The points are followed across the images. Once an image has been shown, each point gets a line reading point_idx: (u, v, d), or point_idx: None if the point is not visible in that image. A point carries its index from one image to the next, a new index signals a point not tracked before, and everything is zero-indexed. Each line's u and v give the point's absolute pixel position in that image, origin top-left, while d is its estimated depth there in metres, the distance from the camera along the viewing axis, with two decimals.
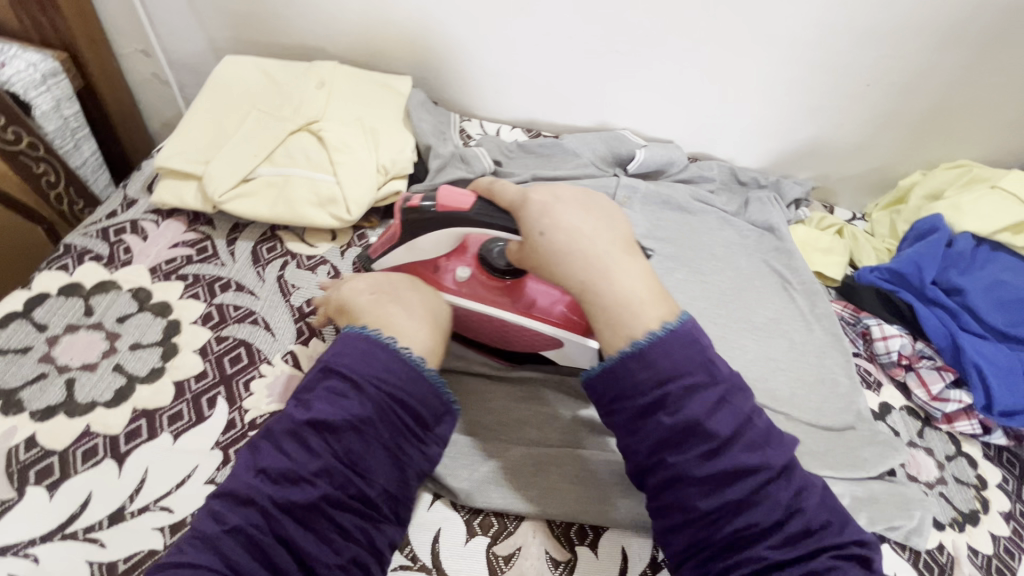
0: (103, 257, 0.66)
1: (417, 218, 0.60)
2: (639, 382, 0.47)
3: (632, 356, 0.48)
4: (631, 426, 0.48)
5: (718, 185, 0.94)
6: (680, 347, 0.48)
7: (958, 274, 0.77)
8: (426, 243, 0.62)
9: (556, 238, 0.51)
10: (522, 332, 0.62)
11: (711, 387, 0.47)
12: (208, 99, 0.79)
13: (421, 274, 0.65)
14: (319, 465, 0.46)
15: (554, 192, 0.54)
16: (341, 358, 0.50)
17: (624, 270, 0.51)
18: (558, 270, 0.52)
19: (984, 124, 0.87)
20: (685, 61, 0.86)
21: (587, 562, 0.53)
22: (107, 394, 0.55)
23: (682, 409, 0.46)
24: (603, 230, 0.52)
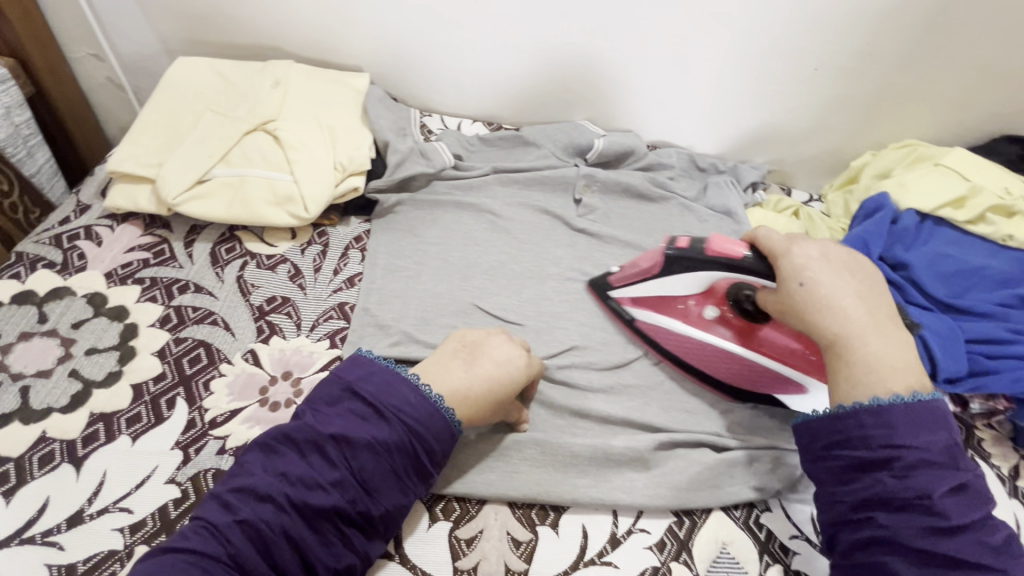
0: (56, 264, 0.66)
1: (685, 259, 0.64)
2: (869, 438, 0.48)
3: (868, 411, 0.48)
4: (844, 477, 0.49)
5: (678, 172, 0.95)
6: (923, 419, 0.47)
7: (903, 249, 0.80)
8: (678, 282, 0.67)
9: (817, 293, 0.53)
10: (734, 364, 0.66)
11: (950, 469, 0.46)
12: (161, 102, 0.78)
13: (669, 306, 0.70)
14: (334, 477, 0.47)
15: (816, 249, 0.56)
16: (368, 381, 0.52)
17: (878, 333, 0.51)
18: (816, 323, 0.53)
19: (927, 104, 0.90)
20: (639, 51, 0.87)
21: (547, 541, 0.55)
22: (62, 400, 0.55)
23: (912, 478, 0.46)
24: (873, 293, 0.54)
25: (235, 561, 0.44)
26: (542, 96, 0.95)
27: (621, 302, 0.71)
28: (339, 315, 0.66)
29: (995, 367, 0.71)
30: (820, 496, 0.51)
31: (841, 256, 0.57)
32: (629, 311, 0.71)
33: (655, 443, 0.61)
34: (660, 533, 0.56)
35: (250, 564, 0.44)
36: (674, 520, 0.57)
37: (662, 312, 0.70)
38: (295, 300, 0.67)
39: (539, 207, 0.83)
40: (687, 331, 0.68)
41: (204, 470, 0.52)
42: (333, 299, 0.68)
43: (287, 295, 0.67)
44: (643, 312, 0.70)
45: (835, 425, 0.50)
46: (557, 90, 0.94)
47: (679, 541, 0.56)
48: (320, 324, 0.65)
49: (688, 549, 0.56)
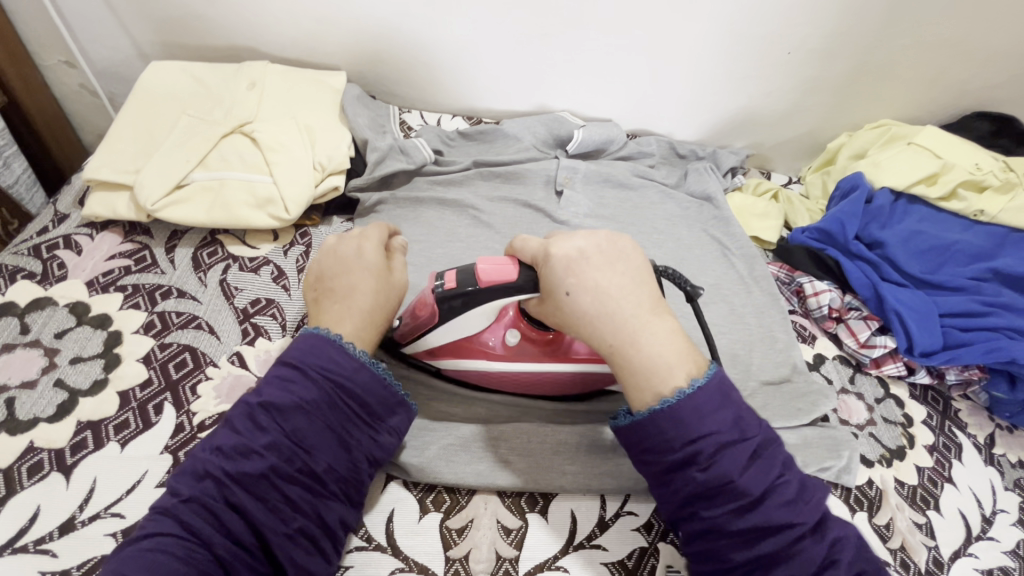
0: (37, 274, 0.66)
1: (456, 297, 0.57)
2: (668, 438, 0.46)
3: (663, 416, 0.46)
4: (665, 477, 0.47)
5: (658, 160, 0.95)
6: (711, 401, 0.46)
7: (879, 227, 0.81)
8: (471, 323, 0.60)
9: (585, 301, 0.50)
10: (558, 377, 0.63)
11: (740, 444, 0.46)
12: (136, 108, 0.78)
13: (471, 348, 0.63)
14: (268, 440, 0.47)
15: (580, 246, 0.52)
16: (291, 348, 0.52)
17: (654, 330, 0.49)
18: (588, 332, 0.51)
19: (899, 83, 0.92)
20: (613, 41, 0.88)
21: (537, 527, 0.56)
22: (49, 410, 0.55)
23: (716, 466, 0.45)
24: (640, 284, 0.51)
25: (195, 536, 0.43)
26: (520, 88, 0.96)
27: (423, 352, 0.64)
28: None
29: (970, 340, 0.73)
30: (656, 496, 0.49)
31: (603, 249, 0.53)
32: (433, 360, 0.65)
33: None
34: (647, 515, 0.58)
35: (208, 538, 0.43)
36: None
37: (467, 356, 0.63)
38: (279, 301, 0.67)
39: (520, 201, 0.83)
40: (501, 368, 0.63)
41: None
42: None
43: (272, 297, 0.67)
44: (448, 361, 0.64)
45: (639, 433, 0.48)
46: (537, 81, 0.94)
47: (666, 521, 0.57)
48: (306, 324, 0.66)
49: (674, 529, 0.57)
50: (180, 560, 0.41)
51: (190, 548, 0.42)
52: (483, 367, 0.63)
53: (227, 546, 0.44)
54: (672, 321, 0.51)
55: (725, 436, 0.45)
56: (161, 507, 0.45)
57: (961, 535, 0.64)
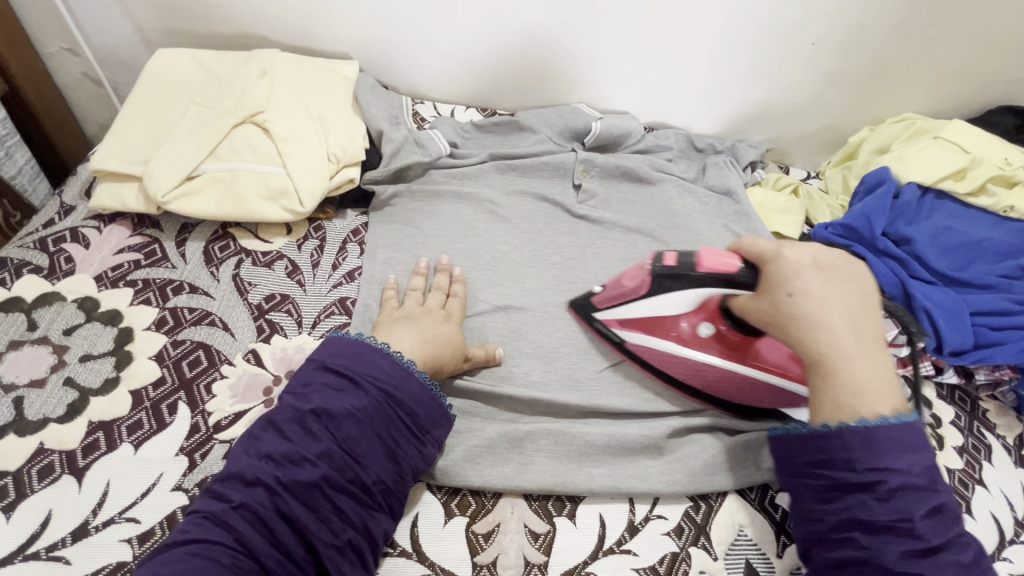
0: (43, 268, 0.63)
1: (676, 276, 0.58)
2: (852, 461, 0.46)
3: (855, 434, 0.46)
4: (824, 494, 0.48)
5: (676, 154, 0.93)
6: (910, 441, 0.45)
7: (906, 224, 0.79)
8: (671, 300, 0.61)
9: (805, 307, 0.48)
10: (729, 380, 0.62)
11: (928, 492, 0.44)
12: (143, 96, 0.75)
13: (657, 327, 0.64)
14: (320, 449, 0.47)
15: (815, 255, 0.50)
16: (339, 355, 0.52)
17: (868, 353, 0.48)
18: (796, 336, 0.49)
19: (925, 77, 0.89)
20: (633, 31, 0.85)
21: (565, 532, 0.54)
22: (59, 410, 0.53)
23: (894, 501, 0.44)
24: (867, 312, 0.49)
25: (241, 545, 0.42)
26: (536, 79, 0.93)
27: (606, 323, 0.66)
28: (341, 311, 0.65)
29: (1002, 338, 0.71)
30: (802, 513, 0.49)
31: (835, 262, 0.51)
32: (616, 332, 0.66)
33: (669, 430, 0.60)
34: (677, 519, 0.56)
35: (256, 547, 0.42)
36: (691, 504, 0.57)
37: (653, 334, 0.64)
38: (294, 297, 0.65)
39: (538, 195, 0.81)
40: (676, 353, 0.63)
41: (212, 474, 0.51)
42: (334, 294, 0.66)
43: (286, 293, 0.65)
44: (633, 334, 0.65)
45: (820, 446, 0.48)
46: (554, 73, 0.92)
47: (697, 526, 0.56)
48: (322, 320, 0.63)
49: (706, 533, 0.55)
50: (225, 567, 0.40)
51: (236, 556, 0.41)
52: (660, 348, 0.64)
53: (275, 556, 0.43)
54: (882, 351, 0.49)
55: (916, 478, 0.44)
56: (208, 512, 0.44)
57: (994, 539, 0.63)
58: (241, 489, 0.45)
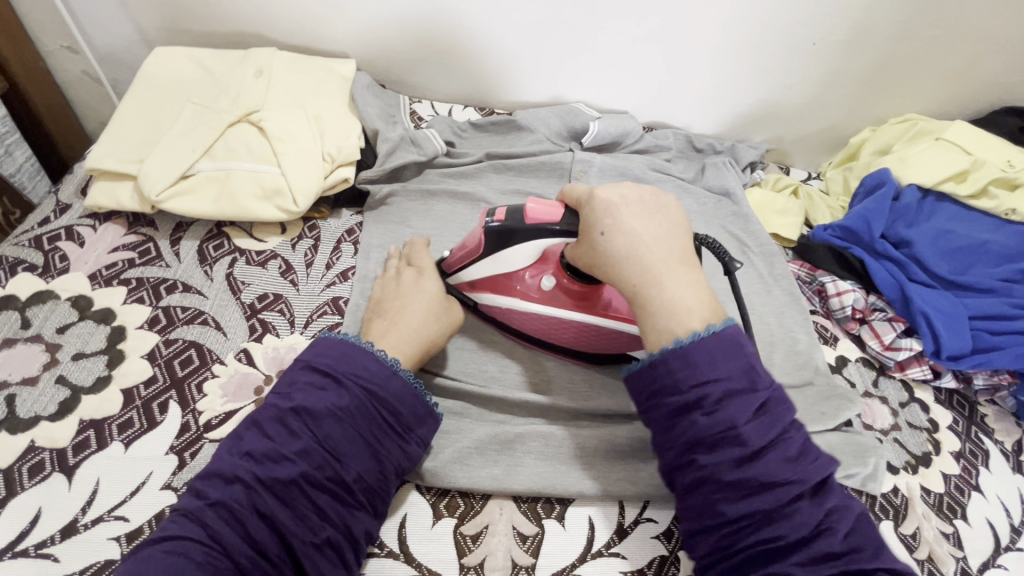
0: (38, 267, 0.64)
1: (505, 231, 0.57)
2: (677, 380, 0.45)
3: (674, 356, 0.45)
4: (665, 423, 0.46)
5: (675, 154, 0.92)
6: (722, 348, 0.45)
7: (906, 226, 0.79)
8: (511, 257, 0.60)
9: (617, 243, 0.49)
10: (576, 330, 0.63)
11: (750, 394, 0.44)
12: (140, 95, 0.75)
13: (507, 285, 0.63)
14: (299, 446, 0.47)
15: (624, 193, 0.52)
16: (323, 355, 0.52)
17: (679, 279, 0.48)
18: (614, 273, 0.50)
19: (929, 76, 0.88)
20: (632, 29, 0.85)
21: (554, 534, 0.54)
22: (50, 408, 0.54)
23: (720, 412, 0.44)
24: (675, 237, 0.50)
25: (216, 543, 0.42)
26: (534, 78, 0.93)
27: (458, 286, 0.67)
28: (334, 311, 0.65)
29: (1000, 343, 0.70)
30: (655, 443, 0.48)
31: (646, 199, 0.52)
32: (470, 296, 0.67)
33: None
34: (667, 523, 0.56)
35: (230, 544, 0.42)
36: None
37: (501, 293, 0.64)
38: (287, 296, 0.65)
39: (534, 194, 0.81)
40: (525, 309, 0.63)
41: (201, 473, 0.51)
42: (327, 293, 0.66)
43: (279, 292, 0.65)
44: (483, 295, 0.65)
45: (654, 375, 0.46)
46: (552, 72, 0.91)
47: None
48: (315, 320, 0.64)
49: None
50: (197, 565, 0.40)
51: (210, 554, 0.41)
52: (513, 307, 0.64)
53: (249, 554, 0.42)
54: (700, 277, 0.50)
55: (734, 384, 0.44)
56: (186, 510, 0.44)
57: (989, 545, 0.62)
58: (220, 486, 0.45)
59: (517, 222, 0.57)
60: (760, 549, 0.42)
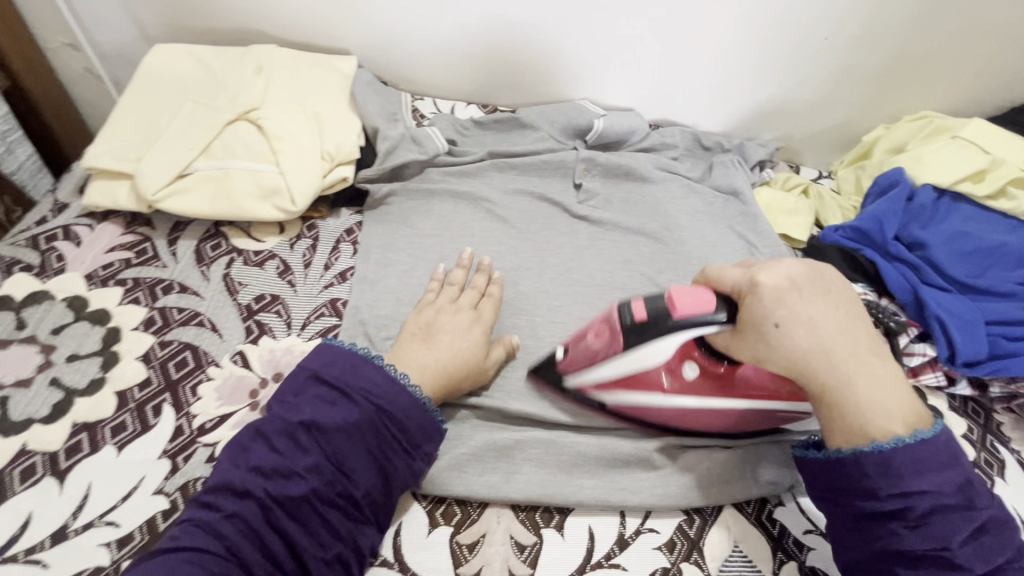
0: (34, 267, 0.63)
1: (649, 326, 0.50)
2: (875, 489, 0.44)
3: (874, 462, 0.44)
4: (856, 525, 0.46)
5: (682, 152, 0.90)
6: (932, 460, 0.43)
7: (920, 227, 0.76)
8: (656, 356, 0.52)
9: (801, 342, 0.45)
10: (734, 416, 0.56)
11: (966, 515, 0.42)
12: (139, 93, 0.75)
13: (640, 382, 0.56)
14: (310, 462, 0.45)
15: (792, 275, 0.47)
16: (331, 366, 0.51)
17: (865, 373, 0.46)
18: (795, 372, 0.47)
19: (947, 71, 0.85)
20: (639, 24, 0.83)
21: (553, 544, 0.53)
22: (43, 410, 0.53)
23: (929, 527, 0.42)
24: (857, 326, 0.47)
25: (231, 554, 0.42)
26: (539, 75, 0.91)
27: (574, 381, 0.59)
28: (331, 312, 0.64)
29: (1017, 349, 0.68)
30: (836, 542, 0.48)
31: (812, 277, 0.48)
32: (595, 396, 0.59)
33: (664, 443, 0.58)
34: (669, 533, 0.54)
35: (247, 557, 0.42)
36: (684, 518, 0.55)
37: (635, 390, 0.57)
38: (284, 297, 0.64)
39: (537, 194, 0.79)
40: (668, 403, 0.56)
41: (194, 478, 0.50)
42: (324, 295, 0.65)
43: (277, 293, 0.64)
44: (615, 394, 0.58)
45: (845, 475, 0.46)
46: (557, 68, 0.90)
47: (689, 540, 0.54)
48: (312, 322, 0.63)
49: (698, 548, 0.53)
50: None
51: (227, 567, 0.41)
52: (653, 402, 0.57)
53: (264, 568, 0.42)
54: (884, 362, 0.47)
55: (949, 504, 0.42)
56: (198, 520, 0.43)
57: None
58: (232, 498, 0.44)
59: (663, 318, 0.50)
60: None
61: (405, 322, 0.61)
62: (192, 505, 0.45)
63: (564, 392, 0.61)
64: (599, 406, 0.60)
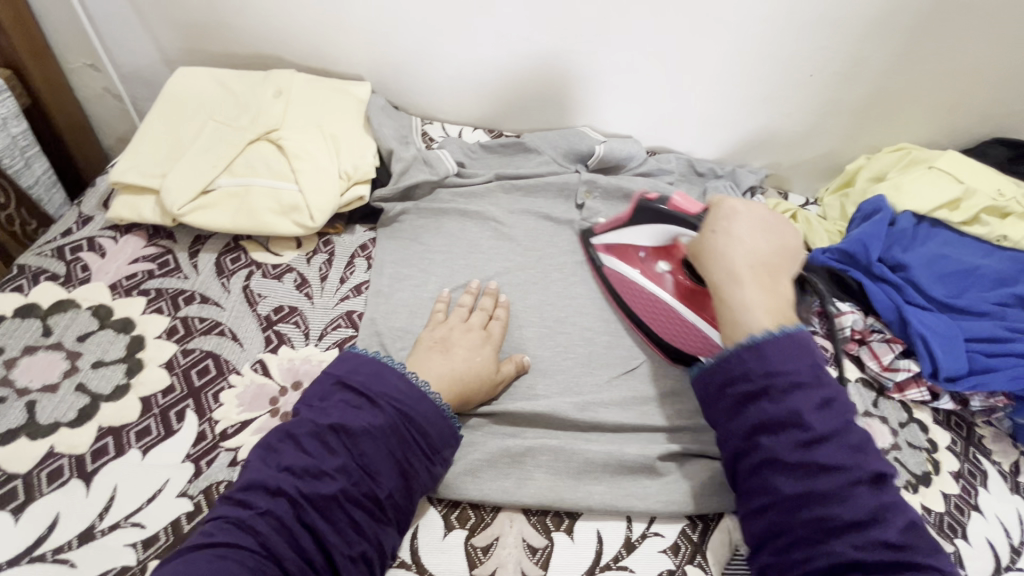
0: (60, 276, 0.65)
1: (652, 208, 0.69)
2: (749, 369, 0.51)
3: (748, 349, 0.51)
4: (732, 412, 0.51)
5: (677, 177, 0.94)
6: (789, 342, 0.51)
7: (901, 250, 0.81)
8: (642, 231, 0.71)
9: (719, 241, 0.59)
10: (667, 315, 0.69)
11: (817, 387, 0.49)
12: (164, 112, 0.78)
13: (628, 254, 0.74)
14: (338, 463, 0.47)
15: (745, 210, 0.61)
16: (356, 373, 0.53)
17: (758, 285, 0.56)
18: (706, 266, 0.60)
19: (922, 108, 0.91)
20: (637, 59, 0.88)
21: (564, 548, 0.55)
22: (69, 415, 0.55)
23: (787, 400, 0.48)
24: (772, 257, 0.58)
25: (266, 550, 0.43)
26: (543, 103, 0.96)
27: (597, 245, 0.78)
28: (348, 324, 0.66)
29: (996, 365, 0.71)
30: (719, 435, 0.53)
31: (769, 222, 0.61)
32: (601, 257, 0.76)
33: (667, 452, 0.60)
34: (674, 537, 0.56)
35: (281, 553, 0.43)
36: (688, 523, 0.57)
37: (625, 261, 0.74)
38: (302, 309, 0.67)
39: (541, 213, 0.83)
40: (631, 275, 0.73)
41: (216, 482, 0.52)
42: (341, 307, 0.68)
43: (295, 305, 0.67)
44: (611, 260, 0.75)
45: (723, 366, 0.53)
46: (559, 97, 0.95)
47: (693, 544, 0.56)
48: (329, 332, 0.65)
49: (702, 551, 0.56)
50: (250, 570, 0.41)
51: (260, 561, 0.42)
52: (627, 273, 0.73)
53: (296, 565, 0.43)
54: (783, 291, 0.57)
55: (799, 376, 0.49)
56: (232, 518, 0.44)
57: (990, 565, 0.63)
58: (265, 497, 0.45)
59: (661, 205, 0.68)
60: (810, 529, 0.45)
61: (419, 336, 0.64)
62: (225, 503, 0.46)
63: (591, 264, 0.78)
64: (597, 268, 0.76)
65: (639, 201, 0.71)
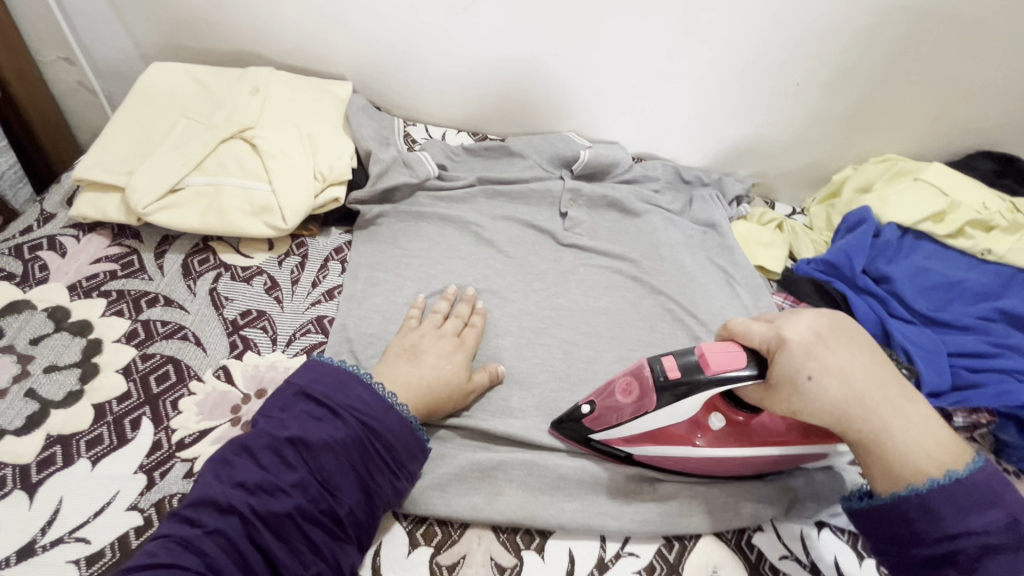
0: (16, 276, 0.63)
1: (685, 387, 0.51)
2: (921, 530, 0.45)
3: (912, 506, 0.45)
4: (914, 569, 0.46)
5: (663, 184, 0.92)
6: (975, 498, 0.44)
7: (886, 263, 0.80)
8: (682, 413, 0.53)
9: (831, 389, 0.47)
10: (760, 461, 0.56)
11: (1017, 551, 0.42)
12: (134, 107, 0.76)
13: (667, 437, 0.56)
14: (295, 478, 0.45)
15: (814, 329, 0.49)
16: (319, 382, 0.51)
17: (902, 414, 0.47)
18: (834, 422, 0.48)
19: (910, 119, 0.91)
20: (623, 65, 0.87)
21: (533, 567, 0.53)
22: (17, 421, 0.53)
23: (980, 569, 0.42)
24: (882, 369, 0.48)
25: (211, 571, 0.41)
26: (529, 106, 0.95)
27: (601, 439, 0.58)
28: (317, 329, 0.64)
29: (979, 381, 0.70)
30: None
31: (834, 327, 0.50)
32: (621, 450, 0.58)
33: (643, 468, 0.59)
34: (648, 557, 0.55)
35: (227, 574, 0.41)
36: (663, 542, 0.55)
37: (666, 446, 0.56)
38: (271, 313, 0.64)
39: (523, 220, 0.81)
40: (700, 458, 0.56)
41: (169, 495, 0.50)
42: (311, 312, 0.66)
43: (263, 309, 0.65)
44: (646, 450, 0.57)
45: (887, 520, 0.47)
46: (546, 102, 0.93)
47: (667, 564, 0.54)
48: (297, 338, 0.63)
49: (677, 572, 0.54)
50: None
51: None
52: (685, 455, 0.56)
53: None
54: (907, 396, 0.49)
55: (995, 540, 0.42)
56: (177, 537, 0.42)
57: None
58: (213, 514, 0.43)
59: (701, 378, 0.50)
60: None
61: (389, 344, 0.62)
62: (170, 520, 0.44)
63: (603, 454, 0.59)
64: (630, 461, 0.58)
65: (663, 383, 0.51)
